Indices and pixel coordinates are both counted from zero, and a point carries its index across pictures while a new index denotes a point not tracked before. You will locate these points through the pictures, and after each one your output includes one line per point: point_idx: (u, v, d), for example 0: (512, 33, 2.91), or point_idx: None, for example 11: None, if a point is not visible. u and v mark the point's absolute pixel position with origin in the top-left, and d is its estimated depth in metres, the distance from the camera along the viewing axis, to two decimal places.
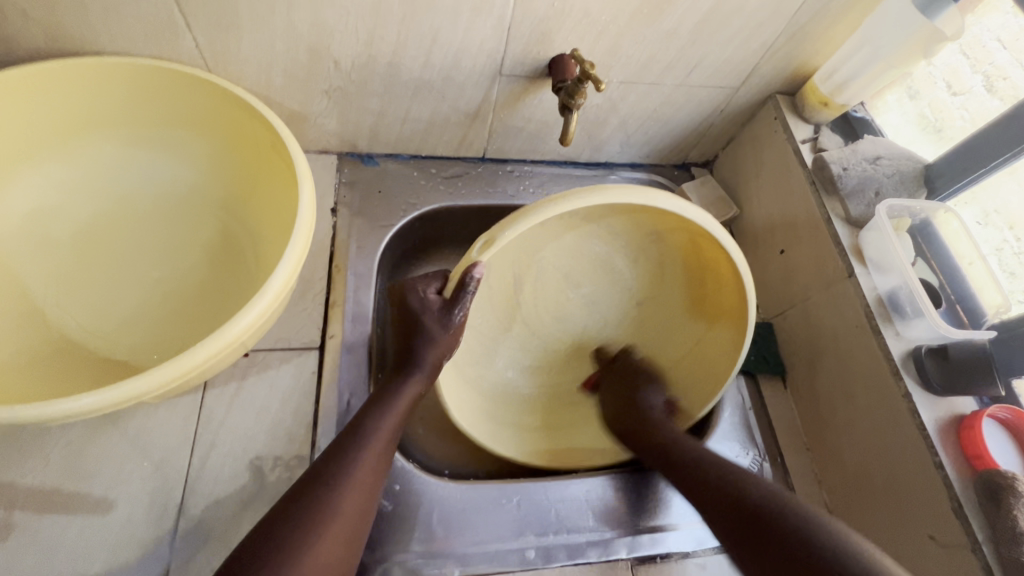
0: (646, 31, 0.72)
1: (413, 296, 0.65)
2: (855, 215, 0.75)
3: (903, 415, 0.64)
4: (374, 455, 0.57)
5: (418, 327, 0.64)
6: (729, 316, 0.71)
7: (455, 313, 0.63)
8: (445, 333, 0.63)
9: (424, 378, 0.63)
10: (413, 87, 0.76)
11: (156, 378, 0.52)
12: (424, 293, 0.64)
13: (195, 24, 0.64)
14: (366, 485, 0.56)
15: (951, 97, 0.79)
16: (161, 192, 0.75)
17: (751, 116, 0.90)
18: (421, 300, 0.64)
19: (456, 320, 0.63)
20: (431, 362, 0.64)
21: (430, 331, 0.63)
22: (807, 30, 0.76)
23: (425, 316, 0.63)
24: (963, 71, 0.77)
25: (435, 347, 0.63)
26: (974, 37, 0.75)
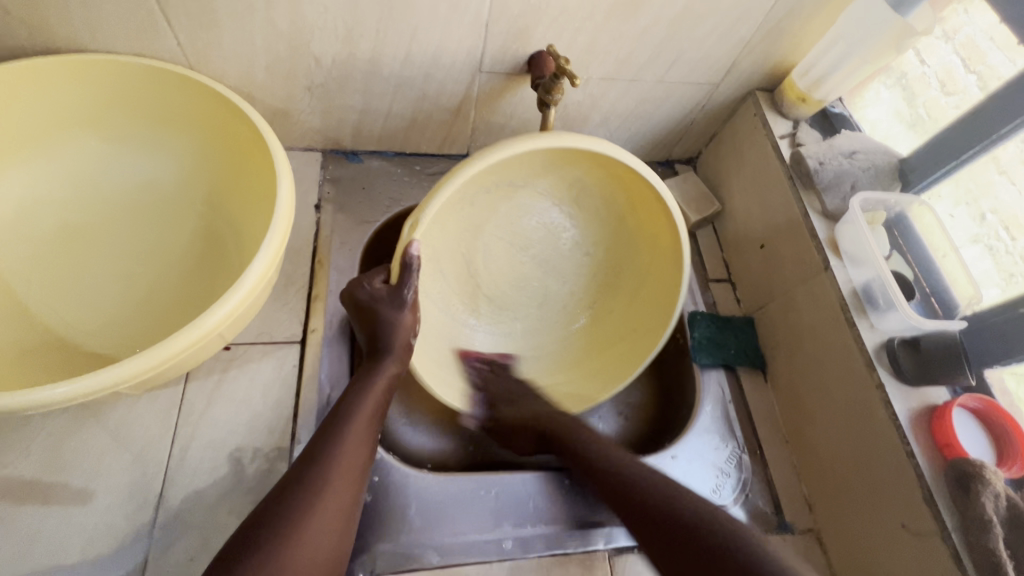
0: (623, 27, 0.73)
1: (360, 292, 0.65)
2: (831, 208, 0.76)
3: (877, 406, 0.65)
4: (352, 444, 0.58)
5: (374, 318, 0.63)
6: (666, 262, 0.76)
7: (404, 292, 0.63)
8: (402, 314, 0.63)
9: (395, 362, 0.64)
10: (394, 84, 0.77)
11: (132, 368, 0.52)
12: (371, 286, 0.65)
13: (175, 21, 0.64)
14: (348, 472, 0.56)
15: (945, 97, 0.76)
16: (143, 187, 0.76)
17: (732, 113, 0.91)
18: (370, 290, 0.64)
19: (408, 299, 0.63)
20: (399, 345, 0.64)
21: (388, 316, 0.63)
22: (782, 27, 0.77)
23: (376, 305, 0.63)
24: (957, 71, 0.75)
25: (399, 328, 0.63)
26: (968, 37, 0.74)
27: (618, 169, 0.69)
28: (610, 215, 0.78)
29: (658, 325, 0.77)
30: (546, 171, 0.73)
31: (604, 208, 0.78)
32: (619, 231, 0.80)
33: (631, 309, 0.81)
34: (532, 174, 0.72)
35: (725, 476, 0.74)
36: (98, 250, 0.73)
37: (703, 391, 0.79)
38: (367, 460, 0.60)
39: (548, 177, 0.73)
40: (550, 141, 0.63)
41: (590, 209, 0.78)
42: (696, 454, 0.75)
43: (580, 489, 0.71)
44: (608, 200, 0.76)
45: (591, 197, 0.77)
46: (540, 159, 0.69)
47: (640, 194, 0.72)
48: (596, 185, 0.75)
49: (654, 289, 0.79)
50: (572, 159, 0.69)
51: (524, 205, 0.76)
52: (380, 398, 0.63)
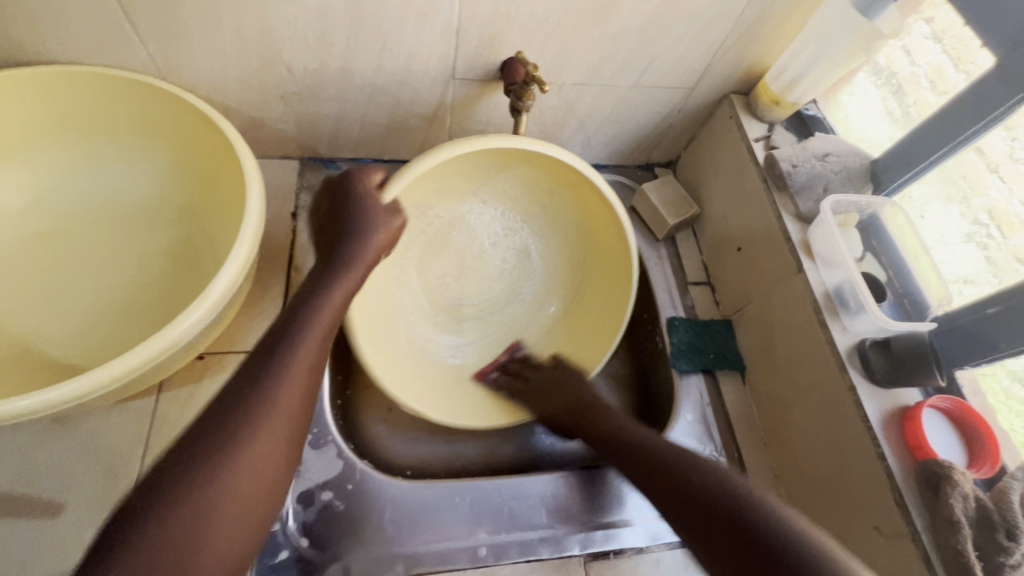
0: (594, 33, 0.73)
1: (355, 182, 0.66)
2: (805, 210, 0.76)
3: (849, 408, 0.65)
4: (314, 318, 0.55)
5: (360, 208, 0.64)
6: (613, 258, 0.79)
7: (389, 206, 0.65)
8: (385, 226, 0.64)
9: (364, 264, 0.61)
10: (368, 92, 0.78)
11: (97, 380, 0.52)
12: (365, 184, 0.66)
13: (145, 33, 0.65)
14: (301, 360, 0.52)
15: (935, 98, 0.73)
16: (119, 197, 0.76)
17: (709, 116, 0.92)
18: (358, 179, 0.66)
19: (394, 222, 0.64)
20: (372, 245, 0.62)
21: (368, 217, 0.63)
22: (754, 31, 0.77)
23: (364, 203, 0.64)
24: (947, 70, 0.71)
25: (377, 229, 0.63)
26: (959, 35, 0.69)
27: (553, 166, 0.75)
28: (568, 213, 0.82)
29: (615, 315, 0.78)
30: (487, 178, 0.78)
31: (557, 210, 0.82)
32: (579, 230, 0.82)
33: (589, 306, 0.82)
34: (479, 178, 0.78)
35: None
36: (71, 260, 0.73)
37: (681, 394, 0.80)
38: (323, 350, 0.56)
39: (487, 184, 0.79)
40: (488, 140, 0.68)
41: (541, 214, 0.83)
42: None
43: (558, 494, 0.71)
44: (560, 200, 0.81)
45: (541, 200, 0.82)
46: (484, 160, 0.74)
47: (576, 185, 0.76)
48: (541, 187, 0.80)
49: (609, 281, 0.80)
50: (511, 160, 0.75)
51: (480, 208, 0.81)
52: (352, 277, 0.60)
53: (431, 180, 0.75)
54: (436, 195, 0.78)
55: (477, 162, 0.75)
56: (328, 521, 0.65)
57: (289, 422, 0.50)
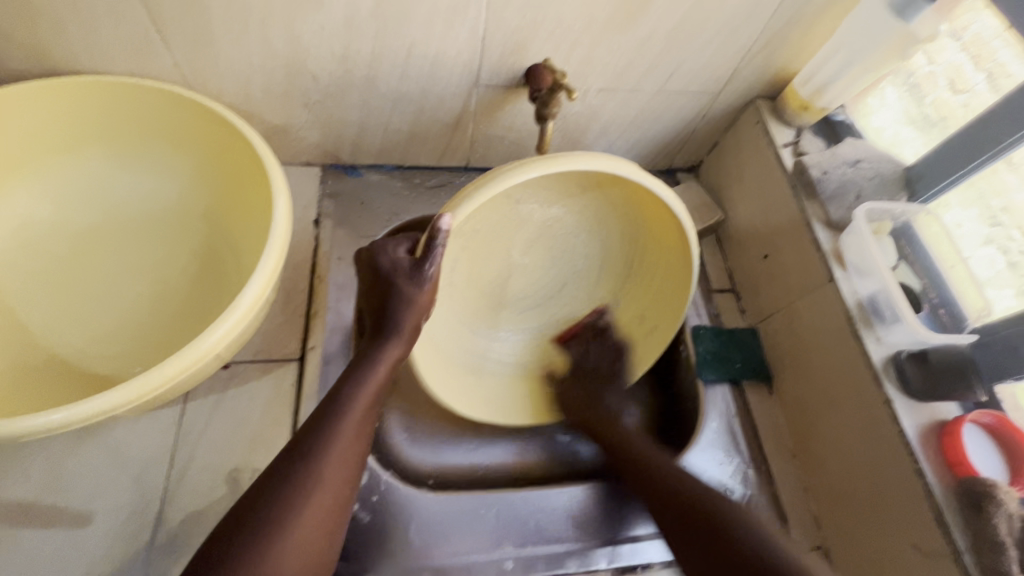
0: (621, 38, 0.72)
1: (381, 257, 0.59)
2: (836, 218, 0.74)
3: (885, 423, 0.64)
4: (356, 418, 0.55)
5: (390, 290, 0.58)
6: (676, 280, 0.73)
7: (427, 267, 0.57)
8: (423, 291, 0.58)
9: (401, 345, 0.59)
10: (391, 99, 0.77)
11: (128, 392, 0.52)
12: (394, 254, 0.59)
13: (172, 43, 0.65)
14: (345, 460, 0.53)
15: (954, 96, 0.74)
16: (145, 205, 0.76)
17: (734, 121, 0.90)
18: (394, 257, 0.59)
19: (428, 277, 0.58)
20: (408, 327, 0.59)
21: (405, 291, 0.57)
22: (783, 35, 0.75)
23: (395, 277, 0.58)
24: (966, 69, 0.72)
25: (411, 306, 0.58)
26: (976, 34, 0.71)
27: (650, 196, 0.66)
28: (629, 233, 0.75)
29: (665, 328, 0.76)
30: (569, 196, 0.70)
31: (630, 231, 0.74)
32: (632, 235, 0.75)
33: (629, 306, 0.80)
34: (562, 196, 0.70)
35: (730, 491, 0.73)
36: (98, 268, 0.74)
37: (707, 405, 0.78)
38: (363, 448, 0.56)
39: (566, 199, 0.71)
40: (586, 162, 0.57)
41: (619, 234, 0.75)
42: (700, 470, 0.74)
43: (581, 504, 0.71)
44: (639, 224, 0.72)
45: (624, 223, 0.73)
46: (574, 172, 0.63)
47: (663, 222, 0.69)
48: (625, 211, 0.72)
49: (658, 290, 0.76)
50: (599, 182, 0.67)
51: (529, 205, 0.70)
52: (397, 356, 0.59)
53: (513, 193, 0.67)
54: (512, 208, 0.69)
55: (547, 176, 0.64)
56: (353, 533, 0.65)
57: (330, 509, 0.51)
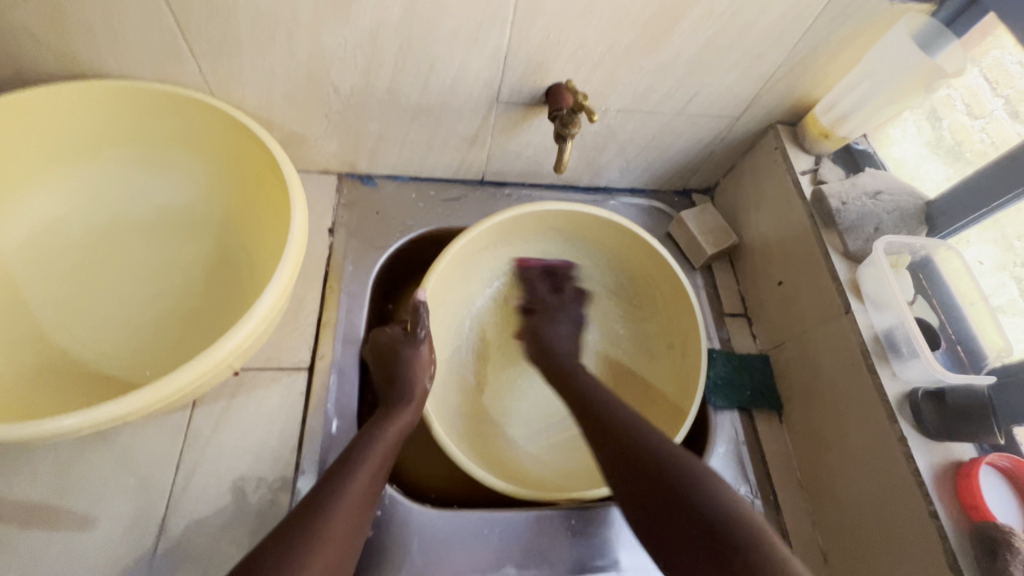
0: (643, 60, 0.72)
1: (381, 336, 0.75)
2: (854, 249, 0.73)
3: (898, 462, 0.63)
4: (373, 462, 0.61)
5: (394, 356, 0.73)
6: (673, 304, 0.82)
7: (419, 331, 0.75)
8: (420, 350, 0.74)
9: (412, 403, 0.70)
10: (411, 112, 0.77)
11: (139, 400, 0.52)
12: (390, 331, 0.75)
13: (198, 50, 0.65)
14: (363, 495, 0.58)
15: (972, 121, 0.74)
16: (164, 209, 0.77)
17: (752, 145, 0.90)
18: (391, 332, 0.75)
19: (422, 336, 0.75)
20: (417, 387, 0.71)
21: (406, 353, 0.73)
22: (806, 63, 0.75)
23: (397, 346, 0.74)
24: (984, 93, 0.72)
25: (415, 363, 0.73)
26: (995, 59, 0.70)
27: (590, 234, 0.85)
28: (613, 280, 0.88)
29: (693, 344, 0.79)
30: (517, 242, 0.85)
31: (592, 258, 0.88)
32: (614, 283, 0.88)
33: (658, 342, 0.85)
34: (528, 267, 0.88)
35: None
36: (111, 270, 0.74)
37: (716, 431, 0.78)
38: (375, 496, 0.60)
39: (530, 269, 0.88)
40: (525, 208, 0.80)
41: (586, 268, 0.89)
42: None
43: (582, 524, 0.70)
44: (599, 246, 0.87)
45: (581, 249, 0.88)
46: (525, 227, 0.83)
47: (611, 235, 0.84)
48: (576, 244, 0.87)
49: (672, 310, 0.83)
50: (541, 230, 0.85)
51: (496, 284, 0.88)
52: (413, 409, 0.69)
53: (483, 264, 0.85)
54: (478, 270, 0.86)
55: (506, 236, 0.84)
56: None
57: (351, 534, 0.55)
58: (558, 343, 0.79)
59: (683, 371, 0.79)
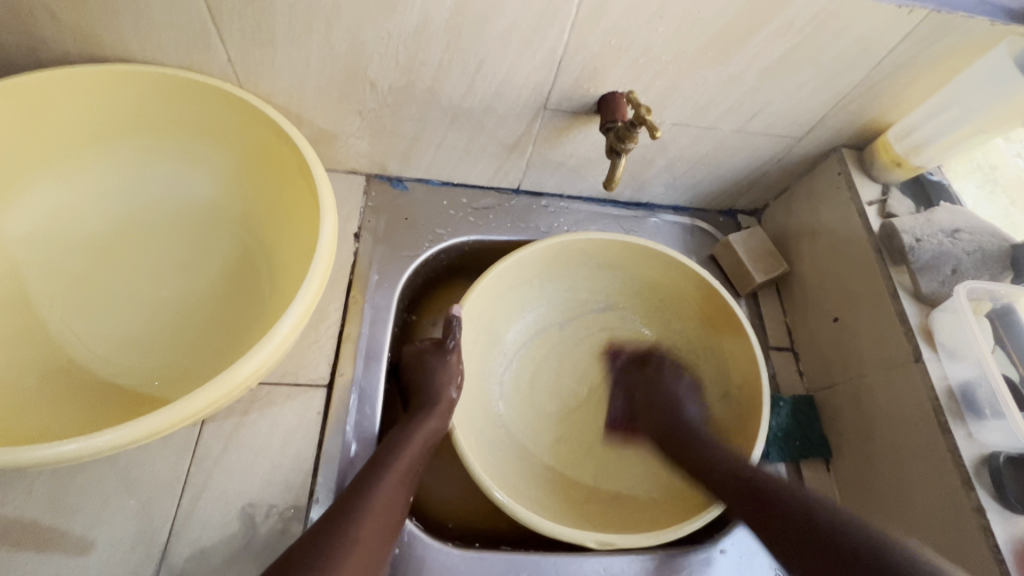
0: (709, 73, 0.66)
1: (409, 348, 0.74)
2: (927, 291, 0.67)
3: (973, 532, 0.57)
4: (399, 474, 0.58)
5: (423, 366, 0.70)
6: (727, 331, 0.76)
7: (448, 341, 0.70)
8: (448, 361, 0.70)
9: (437, 414, 0.66)
10: (451, 115, 0.72)
11: (142, 427, 0.47)
12: (420, 343, 0.73)
13: (228, 38, 0.60)
14: (383, 515, 0.55)
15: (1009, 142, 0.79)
16: (183, 205, 0.72)
17: (811, 168, 0.84)
18: (420, 346, 0.73)
19: (451, 349, 0.70)
20: (444, 401, 0.67)
21: (432, 365, 0.70)
22: (885, 85, 0.68)
23: (427, 355, 0.71)
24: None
25: (443, 375, 0.69)
26: None
27: (633, 262, 0.80)
28: (654, 303, 0.84)
29: (744, 374, 0.73)
30: (554, 275, 0.81)
31: (630, 283, 0.83)
32: (657, 304, 0.83)
33: (708, 369, 0.79)
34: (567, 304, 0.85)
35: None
36: (123, 268, 0.69)
37: None
38: (403, 510, 0.58)
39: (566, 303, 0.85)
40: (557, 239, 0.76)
41: (624, 291, 0.84)
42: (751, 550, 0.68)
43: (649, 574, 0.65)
44: (640, 274, 0.82)
45: (618, 273, 0.82)
46: (564, 256, 0.79)
47: (653, 261, 0.79)
48: (613, 273, 0.83)
49: (722, 334, 0.77)
50: (579, 259, 0.80)
51: (529, 317, 0.83)
52: (439, 420, 0.66)
53: (521, 295, 0.81)
54: (510, 303, 0.81)
55: (545, 266, 0.79)
56: None
57: (372, 555, 0.52)
58: (686, 403, 0.77)
59: (736, 412, 0.74)
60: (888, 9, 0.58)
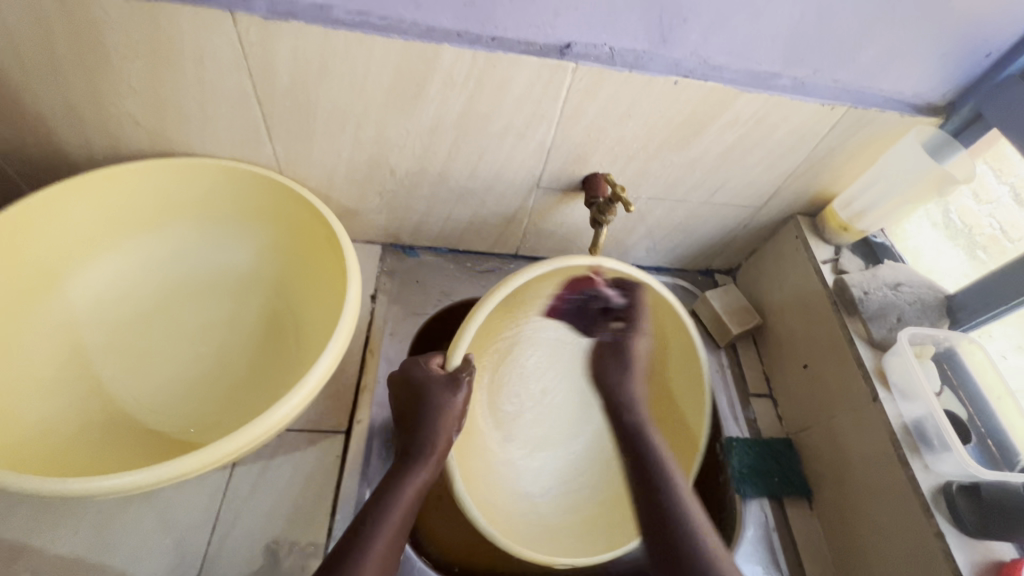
0: (675, 156, 0.79)
1: (416, 369, 0.68)
2: (878, 338, 0.76)
3: (937, 558, 0.62)
4: (397, 514, 0.61)
5: (425, 401, 0.66)
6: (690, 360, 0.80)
7: (461, 377, 0.67)
8: (455, 399, 0.66)
9: (434, 463, 0.66)
10: (458, 194, 0.84)
11: (191, 462, 0.54)
12: (428, 366, 0.68)
13: (276, 137, 0.73)
14: (383, 551, 0.59)
15: (979, 206, 0.82)
16: (222, 275, 0.83)
17: (773, 232, 0.95)
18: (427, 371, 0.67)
19: (460, 388, 0.67)
20: (442, 440, 0.67)
21: (436, 401, 0.66)
22: (824, 163, 0.81)
23: (430, 386, 0.66)
24: (989, 181, 0.80)
25: (444, 414, 0.66)
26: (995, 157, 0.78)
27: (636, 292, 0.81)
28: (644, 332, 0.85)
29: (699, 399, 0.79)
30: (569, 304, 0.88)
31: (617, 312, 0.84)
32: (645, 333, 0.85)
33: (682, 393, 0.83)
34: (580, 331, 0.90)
35: None
36: (170, 329, 0.80)
37: (745, 517, 0.77)
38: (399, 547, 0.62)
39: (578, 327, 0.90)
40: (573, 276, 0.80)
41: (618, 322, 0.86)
42: None
43: None
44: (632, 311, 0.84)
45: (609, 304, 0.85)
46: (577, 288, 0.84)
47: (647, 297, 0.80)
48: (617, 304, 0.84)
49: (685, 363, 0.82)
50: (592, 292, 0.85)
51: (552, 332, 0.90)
52: (436, 463, 0.66)
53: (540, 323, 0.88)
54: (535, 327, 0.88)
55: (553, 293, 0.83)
56: None
57: None
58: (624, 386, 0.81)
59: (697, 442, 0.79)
60: (815, 106, 0.71)
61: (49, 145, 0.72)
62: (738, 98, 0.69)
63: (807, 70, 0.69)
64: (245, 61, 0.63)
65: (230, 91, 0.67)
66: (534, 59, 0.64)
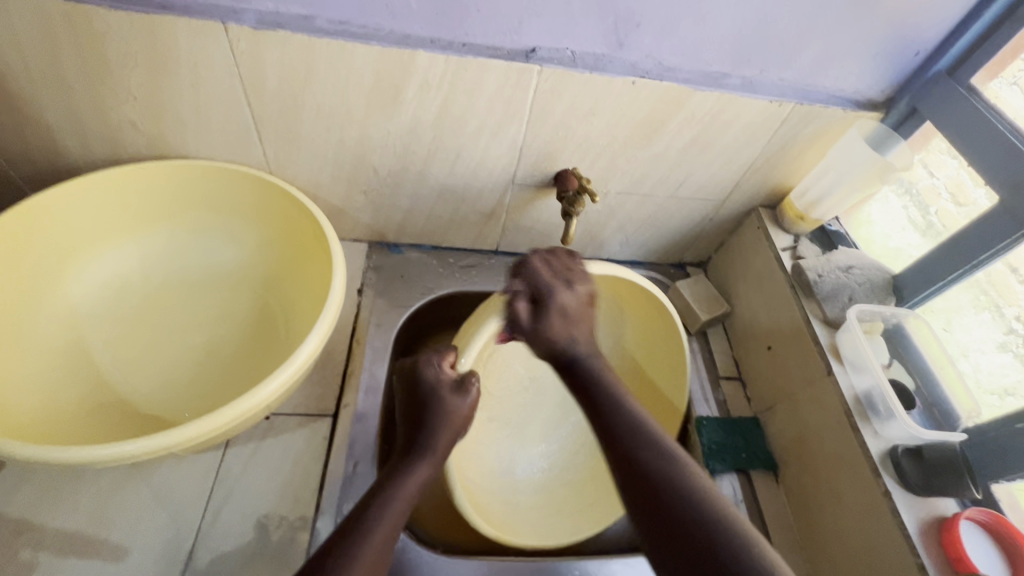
0: (639, 152, 0.84)
1: (429, 369, 0.70)
2: (831, 317, 0.81)
3: (885, 516, 0.66)
4: (399, 509, 0.61)
5: (430, 402, 0.69)
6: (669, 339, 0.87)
7: (469, 381, 0.70)
8: (462, 404, 0.69)
9: (435, 460, 0.67)
10: (438, 191, 0.89)
11: (186, 433, 0.58)
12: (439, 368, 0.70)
13: (266, 139, 0.79)
14: (384, 540, 0.58)
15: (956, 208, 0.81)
16: (215, 272, 0.87)
17: (738, 225, 1.00)
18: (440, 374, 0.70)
19: (467, 395, 0.69)
20: (443, 443, 0.68)
21: (447, 403, 0.69)
22: (778, 157, 0.87)
23: (439, 390, 0.69)
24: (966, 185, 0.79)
25: (449, 416, 0.69)
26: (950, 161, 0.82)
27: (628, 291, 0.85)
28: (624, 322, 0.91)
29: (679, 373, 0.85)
30: None
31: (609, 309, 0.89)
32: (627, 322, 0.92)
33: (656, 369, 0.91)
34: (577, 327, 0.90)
35: None
36: (166, 321, 0.84)
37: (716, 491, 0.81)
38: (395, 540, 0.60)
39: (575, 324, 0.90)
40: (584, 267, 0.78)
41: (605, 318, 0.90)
42: None
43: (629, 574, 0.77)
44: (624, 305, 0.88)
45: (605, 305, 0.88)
46: None
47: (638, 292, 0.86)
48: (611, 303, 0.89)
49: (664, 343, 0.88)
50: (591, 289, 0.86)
51: None
52: (437, 462, 0.68)
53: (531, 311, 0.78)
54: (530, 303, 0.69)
55: None
56: None
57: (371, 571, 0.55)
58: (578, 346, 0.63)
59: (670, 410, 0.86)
60: (764, 102, 0.77)
61: (54, 149, 0.77)
62: (692, 96, 0.75)
63: (754, 70, 0.75)
64: (236, 68, 0.69)
65: (223, 95, 0.72)
66: (501, 62, 0.70)
